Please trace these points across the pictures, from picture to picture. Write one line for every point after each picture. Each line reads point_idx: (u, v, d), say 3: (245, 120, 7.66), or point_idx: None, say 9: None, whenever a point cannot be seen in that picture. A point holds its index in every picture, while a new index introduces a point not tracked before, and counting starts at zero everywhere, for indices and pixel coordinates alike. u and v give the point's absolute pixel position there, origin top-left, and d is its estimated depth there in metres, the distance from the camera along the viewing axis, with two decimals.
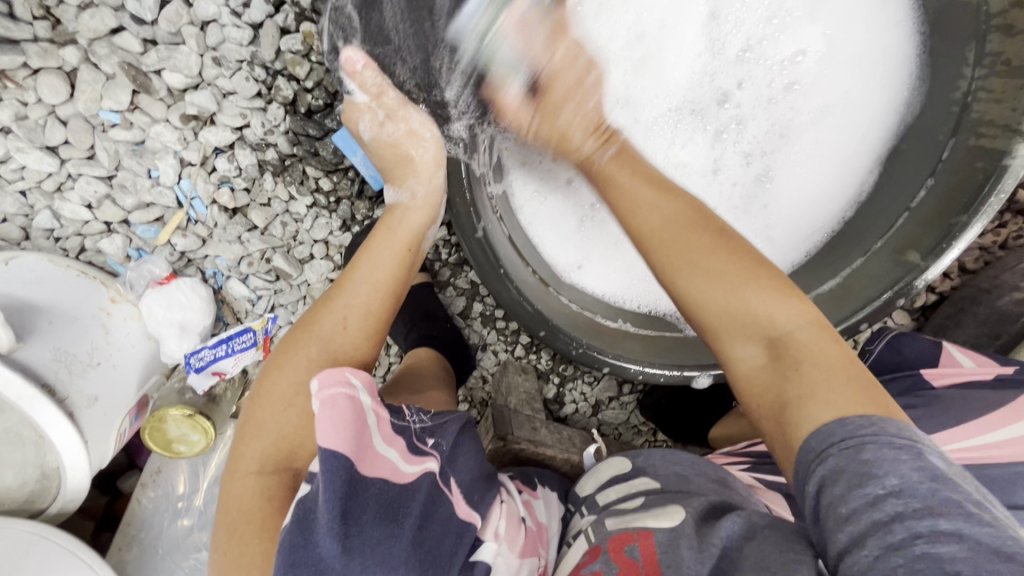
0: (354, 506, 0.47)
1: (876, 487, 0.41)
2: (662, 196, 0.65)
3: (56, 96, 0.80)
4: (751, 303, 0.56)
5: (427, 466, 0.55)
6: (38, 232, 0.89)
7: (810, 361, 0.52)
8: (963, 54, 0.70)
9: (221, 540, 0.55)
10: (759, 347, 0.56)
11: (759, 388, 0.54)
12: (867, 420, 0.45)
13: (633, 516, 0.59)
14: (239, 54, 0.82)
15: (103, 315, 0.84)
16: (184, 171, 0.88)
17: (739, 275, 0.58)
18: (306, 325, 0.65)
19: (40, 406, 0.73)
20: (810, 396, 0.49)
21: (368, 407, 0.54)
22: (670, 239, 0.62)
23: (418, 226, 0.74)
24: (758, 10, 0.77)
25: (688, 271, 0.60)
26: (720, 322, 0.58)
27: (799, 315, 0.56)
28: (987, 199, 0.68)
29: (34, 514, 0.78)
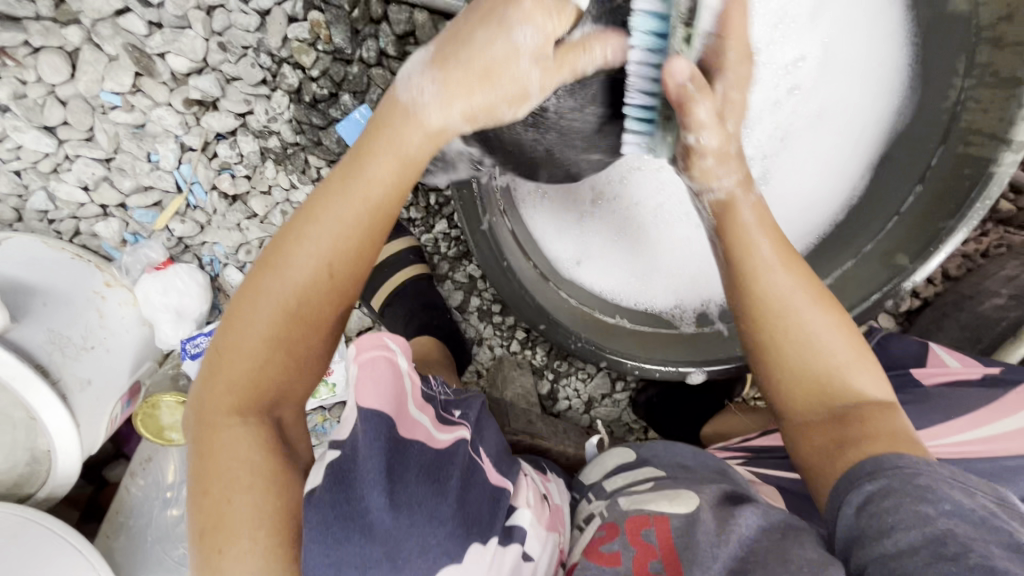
0: (397, 464, 0.48)
1: (930, 507, 0.46)
2: (778, 238, 0.60)
3: (56, 76, 0.79)
4: (835, 367, 0.58)
5: (461, 434, 0.58)
6: (31, 213, 0.88)
7: (874, 424, 0.55)
8: (953, 65, 0.74)
9: (195, 485, 0.51)
10: (823, 411, 0.57)
11: (817, 429, 0.57)
12: (937, 475, 0.49)
13: (646, 499, 0.61)
14: (245, 40, 0.82)
15: (97, 298, 0.83)
16: (185, 156, 0.88)
17: (830, 329, 0.58)
18: (274, 259, 0.53)
19: (33, 386, 0.72)
20: (870, 440, 0.53)
21: (403, 371, 0.55)
22: (775, 282, 0.58)
23: (425, 140, 0.54)
24: (768, 11, 0.78)
25: (785, 321, 0.58)
26: (793, 374, 0.58)
27: (872, 386, 0.58)
28: (974, 205, 0.71)
29: (21, 500, 0.77)
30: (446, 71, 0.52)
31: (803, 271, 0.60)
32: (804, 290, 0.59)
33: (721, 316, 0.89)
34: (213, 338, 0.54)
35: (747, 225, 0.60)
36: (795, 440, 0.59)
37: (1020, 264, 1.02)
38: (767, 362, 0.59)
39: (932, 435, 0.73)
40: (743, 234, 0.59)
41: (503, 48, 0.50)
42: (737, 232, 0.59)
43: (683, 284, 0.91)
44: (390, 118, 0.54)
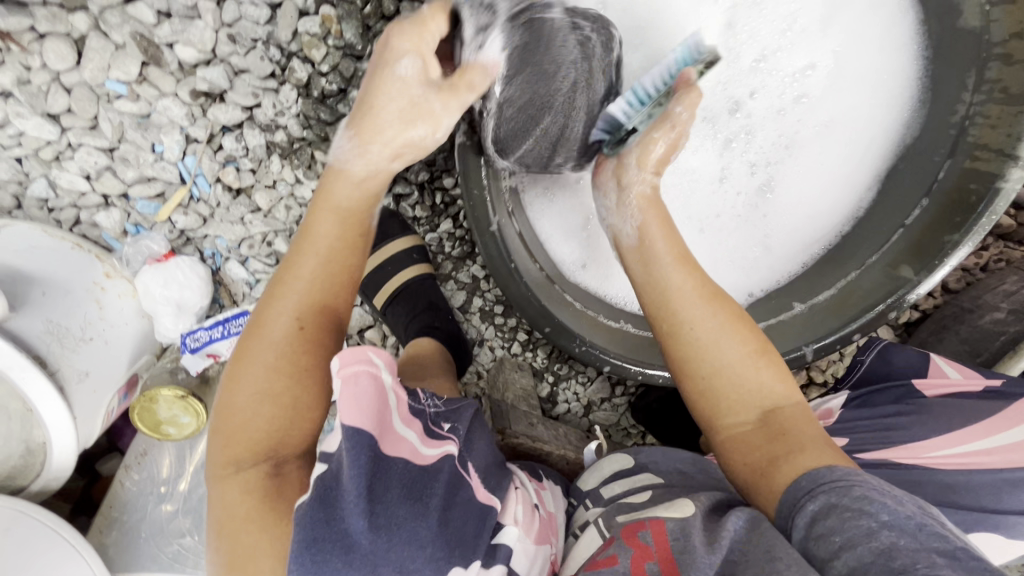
0: (378, 484, 0.47)
1: (871, 521, 0.45)
2: (680, 259, 0.66)
3: (61, 63, 0.78)
4: (743, 372, 0.61)
5: (448, 449, 0.56)
6: (31, 201, 0.87)
7: (792, 429, 0.57)
8: (963, 80, 0.74)
9: (211, 542, 0.53)
10: (749, 421, 0.59)
11: (747, 447, 0.58)
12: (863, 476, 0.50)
13: (644, 509, 0.61)
14: (255, 32, 0.81)
15: (96, 290, 0.82)
16: (189, 148, 0.87)
17: (736, 342, 0.62)
18: (278, 285, 0.61)
19: (30, 376, 0.71)
20: (798, 453, 0.55)
21: (387, 386, 0.52)
22: (683, 297, 0.64)
23: (352, 193, 0.66)
24: (774, 22, 0.79)
25: (692, 335, 0.62)
26: (717, 396, 0.61)
27: (784, 392, 0.61)
28: (979, 219, 0.72)
29: (14, 492, 0.76)
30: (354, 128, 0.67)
31: (704, 284, 0.65)
32: (705, 304, 0.64)
33: None
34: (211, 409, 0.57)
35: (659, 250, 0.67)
36: (736, 466, 0.59)
37: (1019, 281, 1.03)
38: (685, 380, 0.63)
39: (931, 446, 0.73)
40: (651, 260, 0.66)
41: (394, 80, 0.65)
42: (648, 261, 0.67)
43: None
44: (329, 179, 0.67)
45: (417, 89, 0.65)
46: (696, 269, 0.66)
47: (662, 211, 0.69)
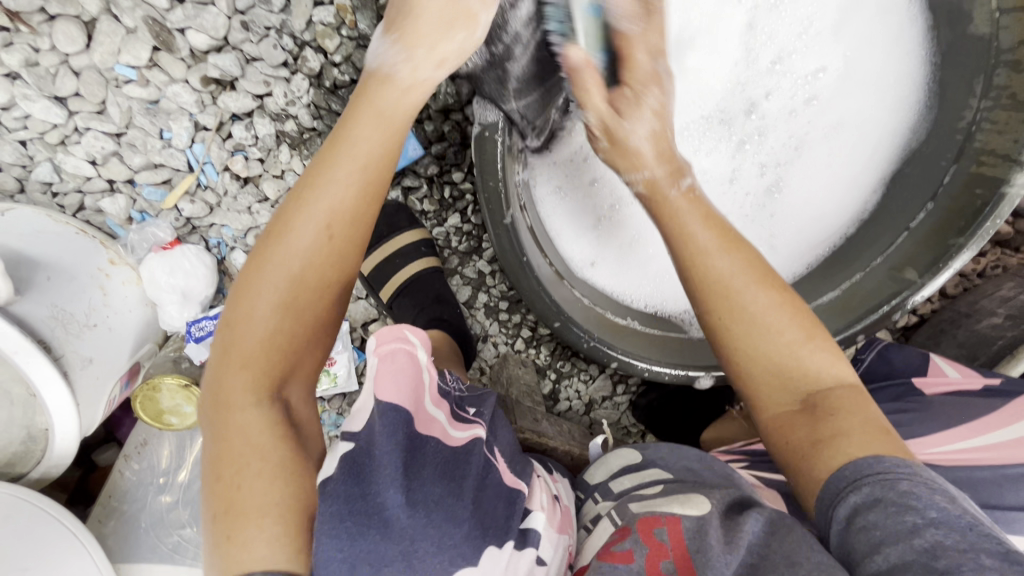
0: (413, 462, 0.48)
1: (917, 517, 0.46)
2: (727, 246, 0.60)
3: (71, 45, 0.77)
4: (793, 352, 0.57)
5: (476, 431, 0.57)
6: (34, 184, 0.86)
7: (844, 412, 0.54)
8: (971, 86, 0.75)
9: (207, 476, 0.48)
10: (794, 401, 0.56)
11: (791, 426, 0.56)
12: (904, 461, 0.49)
13: (659, 501, 0.59)
14: (268, 20, 0.80)
15: (102, 276, 0.81)
16: (198, 135, 0.86)
17: (787, 322, 0.58)
18: (274, 234, 0.52)
19: (34, 361, 0.70)
20: (842, 438, 0.52)
21: (423, 364, 0.56)
22: (731, 280, 0.59)
23: (403, 114, 0.57)
24: (790, 24, 0.80)
25: (739, 313, 0.58)
26: (763, 374, 0.57)
27: (837, 372, 0.57)
28: (984, 223, 0.73)
29: (14, 479, 0.75)
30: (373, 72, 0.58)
31: (753, 260, 0.60)
32: (751, 279, 0.59)
33: None
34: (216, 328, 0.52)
35: (698, 234, 0.60)
36: (776, 441, 0.56)
37: (1016, 286, 1.05)
38: (732, 358, 0.59)
39: (932, 443, 0.73)
40: (695, 251, 0.60)
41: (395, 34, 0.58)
42: (691, 251, 0.60)
43: None
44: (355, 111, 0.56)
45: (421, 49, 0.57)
46: (743, 251, 0.61)
47: (707, 209, 0.63)
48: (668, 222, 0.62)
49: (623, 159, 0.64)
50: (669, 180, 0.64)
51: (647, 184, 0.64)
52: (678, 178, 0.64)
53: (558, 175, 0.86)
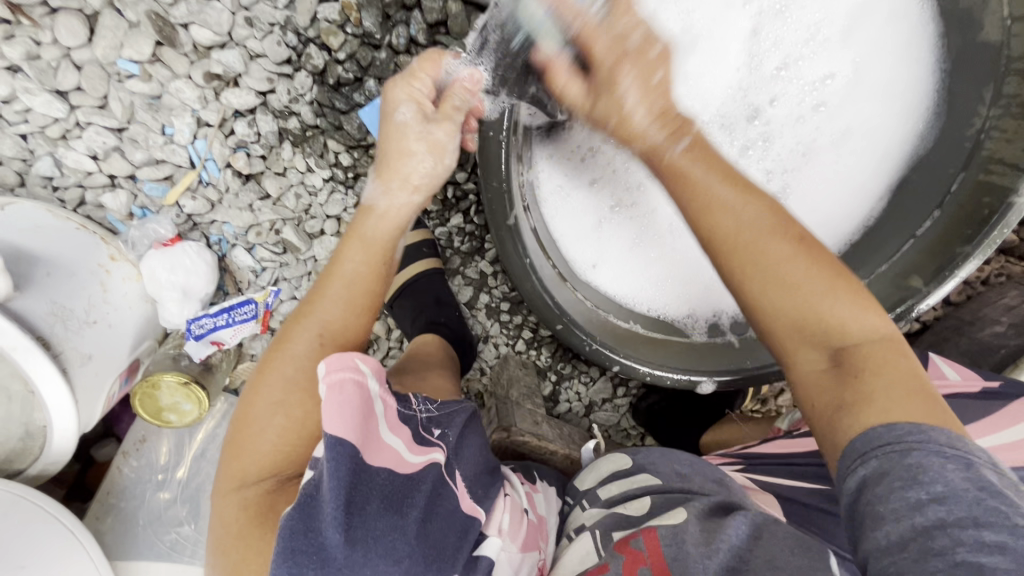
0: (357, 495, 0.45)
1: (920, 491, 0.41)
2: (744, 193, 0.56)
3: (73, 39, 0.76)
4: (818, 304, 0.52)
5: (434, 457, 0.55)
6: (35, 178, 0.85)
7: (875, 372, 0.48)
8: (981, 93, 0.74)
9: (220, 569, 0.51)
10: (823, 358, 0.51)
11: (818, 390, 0.51)
12: (918, 426, 0.44)
13: (642, 521, 0.61)
14: (272, 16, 0.79)
15: (102, 272, 0.81)
16: (200, 132, 0.85)
17: (812, 275, 0.52)
18: (281, 343, 0.59)
19: (34, 357, 0.69)
20: (864, 403, 0.47)
21: (374, 394, 0.52)
22: (751, 233, 0.54)
23: (390, 231, 0.65)
24: (798, 30, 0.78)
25: (762, 263, 0.53)
26: (784, 336, 0.53)
27: (873, 324, 0.51)
28: (992, 232, 0.73)
29: (11, 475, 0.75)
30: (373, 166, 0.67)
31: (773, 207, 0.55)
32: (769, 226, 0.54)
33: (732, 328, 0.91)
34: (229, 423, 0.57)
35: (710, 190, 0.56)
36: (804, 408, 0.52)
37: (1020, 295, 1.03)
38: (755, 316, 0.54)
39: None
40: (696, 189, 0.56)
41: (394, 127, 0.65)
42: (699, 204, 0.56)
43: (697, 294, 0.91)
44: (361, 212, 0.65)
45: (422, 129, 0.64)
46: (765, 198, 0.56)
47: (717, 162, 0.57)
48: (678, 188, 0.57)
49: (606, 111, 0.59)
50: (668, 142, 0.58)
51: (646, 150, 0.59)
52: (679, 140, 0.58)
53: (559, 173, 0.82)
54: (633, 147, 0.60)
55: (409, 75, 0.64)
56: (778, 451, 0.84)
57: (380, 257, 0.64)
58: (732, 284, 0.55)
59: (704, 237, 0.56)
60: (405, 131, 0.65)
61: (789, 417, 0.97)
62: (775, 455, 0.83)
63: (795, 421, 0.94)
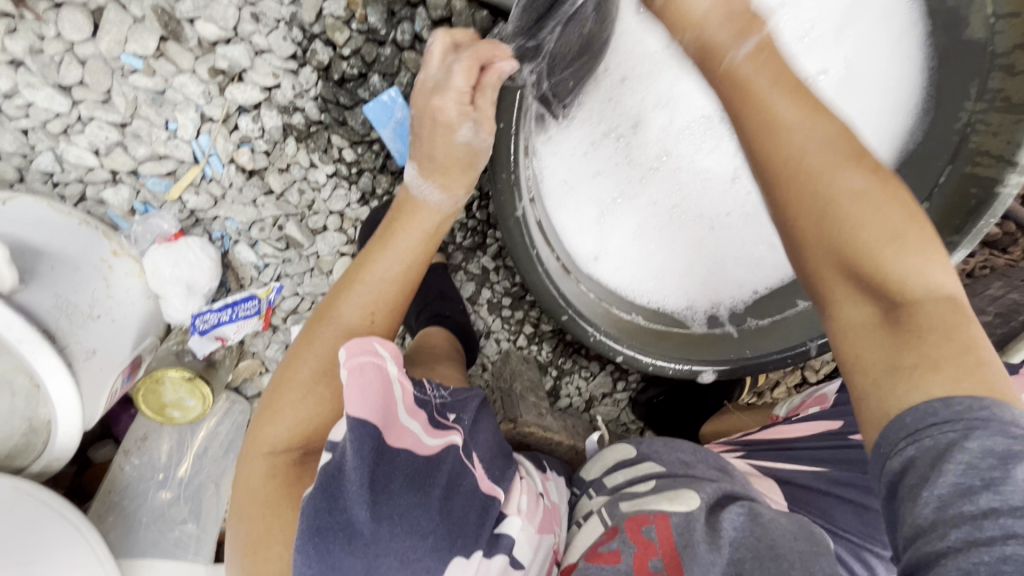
0: (380, 475, 0.47)
1: (975, 477, 0.37)
2: (812, 110, 0.47)
3: (77, 33, 0.76)
4: (887, 244, 0.44)
5: (452, 438, 0.56)
6: (35, 174, 0.85)
7: (935, 330, 0.42)
8: (966, 89, 0.77)
9: (242, 529, 0.53)
10: (873, 308, 0.45)
11: (868, 342, 0.44)
12: (980, 402, 0.39)
13: (647, 499, 0.62)
14: (277, 13, 0.80)
15: (104, 267, 0.80)
16: (204, 127, 0.85)
17: (888, 208, 0.45)
18: (326, 313, 0.64)
19: (40, 351, 0.68)
20: (934, 366, 0.41)
21: (393, 377, 0.54)
22: (813, 162, 0.46)
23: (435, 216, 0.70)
24: (795, 26, 0.80)
25: (828, 199, 0.45)
26: (834, 281, 0.46)
27: (941, 276, 0.44)
28: (979, 222, 0.77)
29: (14, 471, 0.74)
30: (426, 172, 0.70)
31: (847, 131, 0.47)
32: (841, 154, 0.45)
33: (730, 318, 0.93)
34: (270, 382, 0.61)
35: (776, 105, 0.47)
36: (844, 354, 0.46)
37: (1004, 286, 1.08)
38: (804, 256, 0.47)
39: None
40: (751, 97, 0.48)
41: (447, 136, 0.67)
42: (758, 114, 0.47)
43: (694, 287, 0.94)
44: (409, 206, 0.69)
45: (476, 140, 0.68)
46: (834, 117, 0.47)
47: (779, 70, 0.49)
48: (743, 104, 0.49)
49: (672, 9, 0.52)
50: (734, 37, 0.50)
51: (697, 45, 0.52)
52: (746, 40, 0.50)
53: (563, 167, 0.84)
54: (684, 39, 0.53)
55: (454, 79, 0.65)
56: (775, 438, 0.86)
57: (425, 246, 0.69)
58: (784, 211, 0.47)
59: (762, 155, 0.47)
60: (455, 138, 0.68)
61: (788, 405, 1.00)
62: (775, 441, 0.85)
63: (795, 408, 0.97)
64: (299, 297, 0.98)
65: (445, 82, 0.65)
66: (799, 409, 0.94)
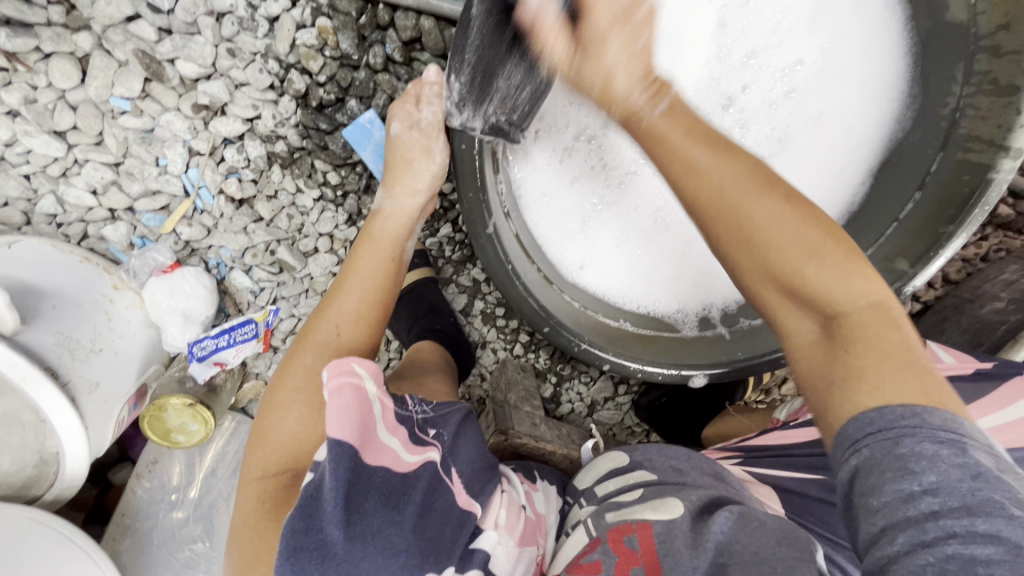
0: (357, 493, 0.48)
1: (913, 483, 0.38)
2: (725, 153, 0.54)
3: (67, 81, 0.80)
4: (807, 262, 0.49)
5: (429, 455, 0.57)
6: (40, 216, 0.89)
7: (867, 341, 0.46)
8: (952, 73, 0.73)
9: (235, 554, 0.54)
10: (814, 323, 0.49)
11: (809, 362, 0.49)
12: (911, 410, 0.41)
13: (632, 508, 0.62)
14: (253, 46, 0.82)
15: (106, 301, 0.85)
16: (192, 161, 0.88)
17: (802, 234, 0.50)
18: (306, 339, 0.68)
19: (42, 388, 0.73)
20: (860, 379, 0.44)
21: (372, 396, 0.55)
22: (733, 193, 0.52)
23: (393, 233, 0.77)
24: (765, 20, 0.78)
25: (749, 230, 0.51)
26: (774, 298, 0.51)
27: (862, 291, 0.48)
28: (972, 211, 0.73)
29: (29, 501, 0.79)
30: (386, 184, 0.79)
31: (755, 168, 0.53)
32: (748, 186, 0.52)
33: (723, 320, 0.92)
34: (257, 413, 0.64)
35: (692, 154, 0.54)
36: (795, 372, 0.51)
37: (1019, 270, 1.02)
38: (743, 280, 0.53)
39: None
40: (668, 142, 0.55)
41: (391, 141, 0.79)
42: (684, 165, 0.55)
43: (685, 290, 0.93)
44: (371, 227, 0.77)
45: (410, 136, 0.78)
46: (747, 158, 0.54)
47: (694, 122, 0.56)
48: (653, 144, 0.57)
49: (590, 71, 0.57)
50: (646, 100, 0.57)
51: (621, 112, 0.58)
52: (660, 101, 0.57)
53: (541, 179, 0.84)
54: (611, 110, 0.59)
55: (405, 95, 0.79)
56: (774, 444, 0.84)
57: (388, 262, 0.75)
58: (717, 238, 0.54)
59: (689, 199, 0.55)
60: (410, 146, 0.79)
61: (789, 408, 0.98)
62: (773, 447, 0.83)
63: (795, 411, 0.95)
64: (296, 318, 1.01)
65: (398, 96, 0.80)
66: (799, 413, 0.92)
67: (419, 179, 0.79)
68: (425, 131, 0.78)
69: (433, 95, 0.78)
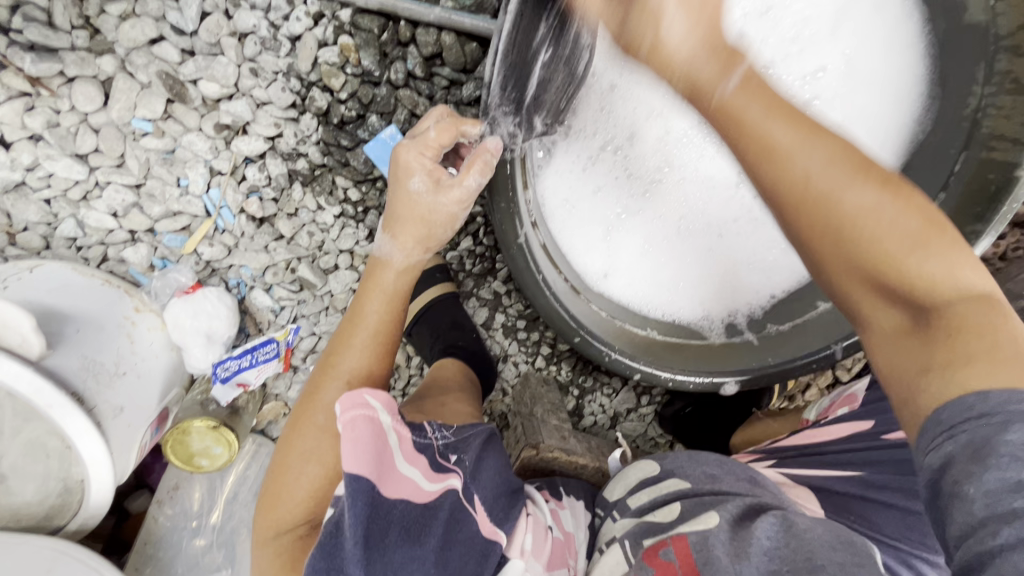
0: (375, 529, 0.48)
1: (991, 473, 0.38)
2: (810, 133, 0.49)
3: (90, 104, 0.80)
4: (906, 256, 0.47)
5: (451, 483, 0.56)
6: (60, 240, 0.88)
7: (964, 330, 0.44)
8: (972, 74, 0.74)
9: None
10: (905, 314, 0.48)
11: (898, 352, 0.47)
12: (985, 402, 0.40)
13: (670, 526, 0.60)
14: (275, 65, 0.82)
15: (128, 324, 0.83)
16: (214, 180, 0.88)
17: (900, 220, 0.47)
18: (311, 400, 0.65)
19: (69, 414, 0.71)
20: (956, 366, 0.43)
21: (386, 427, 0.54)
22: (819, 181, 0.48)
23: (397, 277, 0.73)
24: (783, 31, 0.79)
25: (836, 221, 0.48)
26: (860, 291, 0.49)
27: (966, 279, 0.46)
28: (1000, 209, 0.74)
29: (51, 532, 0.77)
30: (390, 229, 0.73)
31: (844, 149, 0.49)
32: (847, 170, 0.48)
33: (750, 326, 0.91)
34: (268, 467, 0.62)
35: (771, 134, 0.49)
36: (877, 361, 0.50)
37: None
38: (823, 271, 0.50)
39: None
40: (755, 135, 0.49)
41: (407, 195, 0.71)
42: (757, 146, 0.49)
43: (709, 295, 0.92)
44: (375, 270, 0.73)
45: (431, 194, 0.71)
46: (828, 136, 0.49)
47: (772, 95, 0.51)
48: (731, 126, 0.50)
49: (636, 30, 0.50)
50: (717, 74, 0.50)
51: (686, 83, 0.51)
52: (732, 74, 0.50)
53: (564, 186, 0.83)
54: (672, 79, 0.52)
55: (425, 142, 0.70)
56: (797, 444, 0.84)
57: (395, 311, 0.72)
58: (803, 234, 0.50)
59: (761, 184, 0.51)
60: (417, 199, 0.71)
61: (817, 408, 0.96)
62: (806, 446, 0.82)
63: (823, 411, 0.93)
64: (315, 336, 1.00)
65: (413, 140, 0.70)
66: (829, 412, 0.90)
67: (427, 233, 0.73)
68: (445, 189, 0.70)
69: (483, 165, 0.69)
